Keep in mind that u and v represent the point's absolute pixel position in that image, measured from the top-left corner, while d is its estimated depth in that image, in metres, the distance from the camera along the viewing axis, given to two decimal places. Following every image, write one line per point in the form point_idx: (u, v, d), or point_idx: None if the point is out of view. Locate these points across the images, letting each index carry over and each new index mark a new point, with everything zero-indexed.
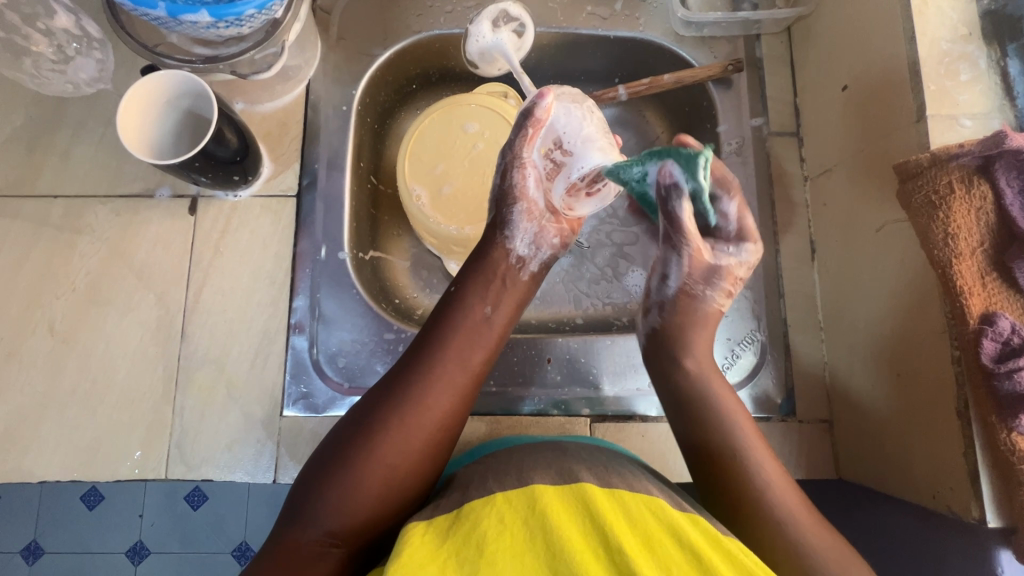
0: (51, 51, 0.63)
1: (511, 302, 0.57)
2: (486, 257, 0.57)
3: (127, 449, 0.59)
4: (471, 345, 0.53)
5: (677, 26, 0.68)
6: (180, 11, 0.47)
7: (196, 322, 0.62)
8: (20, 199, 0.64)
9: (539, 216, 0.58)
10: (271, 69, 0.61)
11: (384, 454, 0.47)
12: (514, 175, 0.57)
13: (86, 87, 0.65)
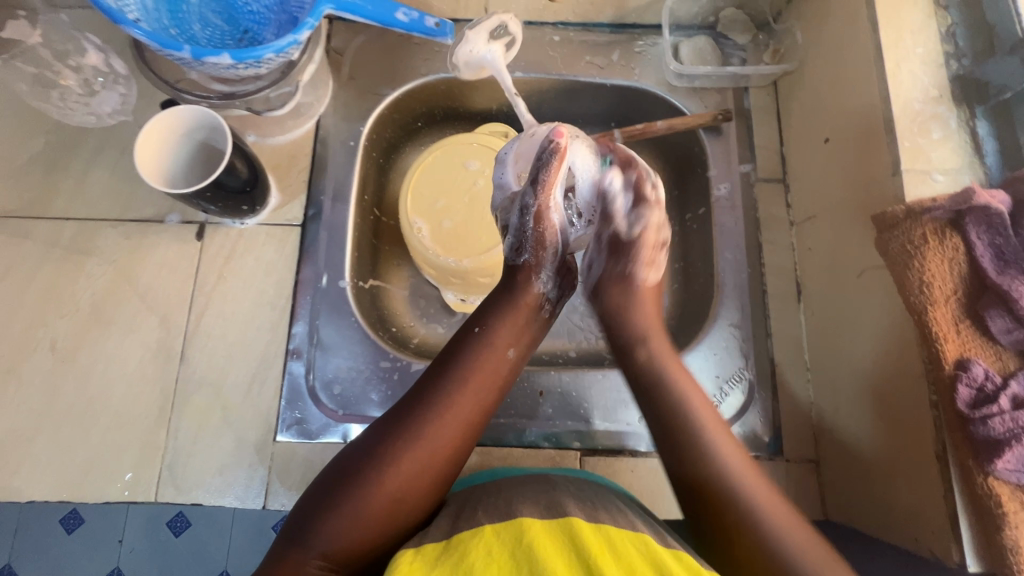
0: (78, 85, 0.68)
1: (528, 338, 0.58)
2: (513, 294, 0.58)
3: (119, 470, 0.59)
4: (491, 385, 0.54)
5: (670, 76, 0.72)
6: (203, 54, 0.50)
7: (197, 345, 0.63)
8: (32, 221, 0.66)
9: (562, 264, 0.61)
10: (284, 106, 0.66)
11: (391, 489, 0.48)
12: (551, 217, 0.57)
13: (109, 117, 0.68)
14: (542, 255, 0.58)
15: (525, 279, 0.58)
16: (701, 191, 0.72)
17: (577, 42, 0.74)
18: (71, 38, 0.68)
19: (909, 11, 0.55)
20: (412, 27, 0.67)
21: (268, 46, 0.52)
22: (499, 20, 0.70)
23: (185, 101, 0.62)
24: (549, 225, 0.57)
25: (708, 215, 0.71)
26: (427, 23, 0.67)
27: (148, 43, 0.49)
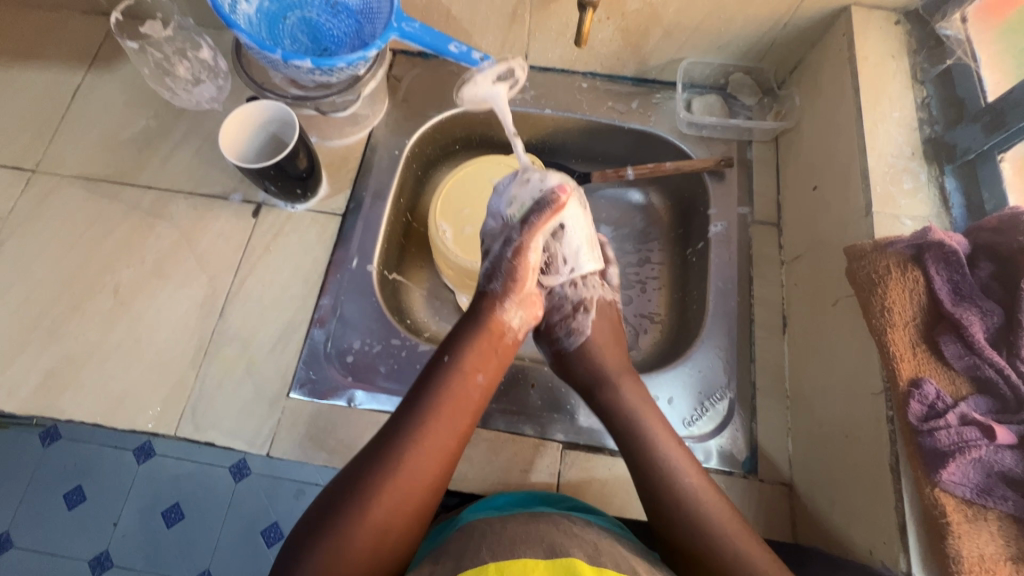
0: (188, 75, 0.82)
1: (499, 365, 0.62)
2: (482, 325, 0.62)
3: (150, 403, 0.66)
4: (463, 407, 0.58)
5: (681, 125, 0.82)
6: (290, 57, 0.62)
7: (236, 304, 0.71)
8: (122, 186, 0.78)
9: (529, 298, 0.64)
10: (346, 110, 0.79)
11: (377, 517, 0.51)
12: (528, 255, 0.61)
13: (205, 104, 0.82)
14: (510, 290, 0.62)
15: (498, 316, 0.62)
16: (702, 228, 0.80)
17: (602, 90, 0.85)
18: (190, 38, 0.83)
19: (886, 84, 0.63)
20: (461, 59, 0.69)
21: (342, 57, 0.63)
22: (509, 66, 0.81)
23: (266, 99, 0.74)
24: (523, 261, 0.62)
25: (706, 249, 0.77)
26: (474, 57, 0.69)
27: (250, 44, 0.61)
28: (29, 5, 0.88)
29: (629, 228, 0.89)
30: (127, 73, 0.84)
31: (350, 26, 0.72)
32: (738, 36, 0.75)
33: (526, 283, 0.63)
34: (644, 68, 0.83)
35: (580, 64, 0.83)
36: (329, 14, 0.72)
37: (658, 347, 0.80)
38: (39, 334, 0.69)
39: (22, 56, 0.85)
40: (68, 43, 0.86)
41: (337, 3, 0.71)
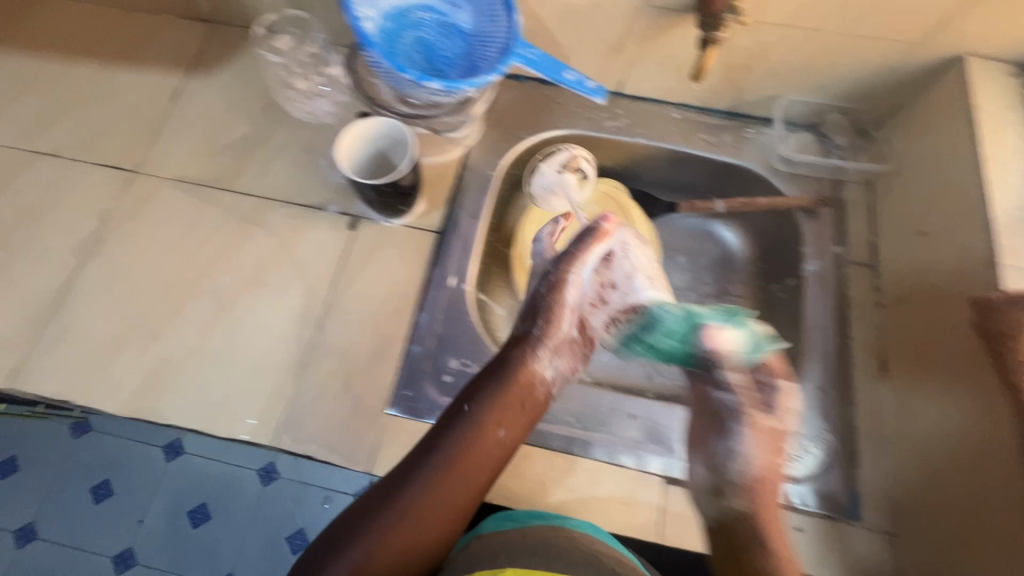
0: (311, 88, 0.84)
1: (523, 422, 0.60)
2: (508, 371, 0.61)
3: (249, 412, 0.66)
4: (477, 466, 0.57)
5: (774, 160, 0.82)
6: (423, 79, 0.63)
7: (333, 316, 0.71)
8: (220, 191, 0.78)
9: (564, 343, 0.65)
10: (461, 131, 0.82)
11: (377, 555, 0.52)
12: (566, 293, 0.65)
13: (323, 117, 0.83)
14: (543, 336, 0.63)
15: (524, 360, 0.62)
16: (794, 264, 0.80)
17: (693, 122, 0.85)
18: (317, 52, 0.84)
19: (1005, 136, 0.64)
20: (573, 86, 0.70)
21: (469, 81, 0.65)
22: (570, 153, 0.79)
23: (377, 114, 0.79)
24: (558, 297, 0.65)
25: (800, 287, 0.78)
26: (588, 85, 0.73)
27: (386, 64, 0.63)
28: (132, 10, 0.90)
29: (710, 258, 0.89)
30: (227, 80, 0.86)
31: (460, 49, 0.73)
32: (842, 77, 0.75)
33: (562, 327, 0.64)
34: (738, 102, 0.83)
35: (674, 95, 0.84)
36: (442, 35, 0.73)
37: None
38: (140, 336, 0.69)
39: (125, 58, 0.87)
40: (170, 47, 0.88)
41: (451, 25, 0.73)
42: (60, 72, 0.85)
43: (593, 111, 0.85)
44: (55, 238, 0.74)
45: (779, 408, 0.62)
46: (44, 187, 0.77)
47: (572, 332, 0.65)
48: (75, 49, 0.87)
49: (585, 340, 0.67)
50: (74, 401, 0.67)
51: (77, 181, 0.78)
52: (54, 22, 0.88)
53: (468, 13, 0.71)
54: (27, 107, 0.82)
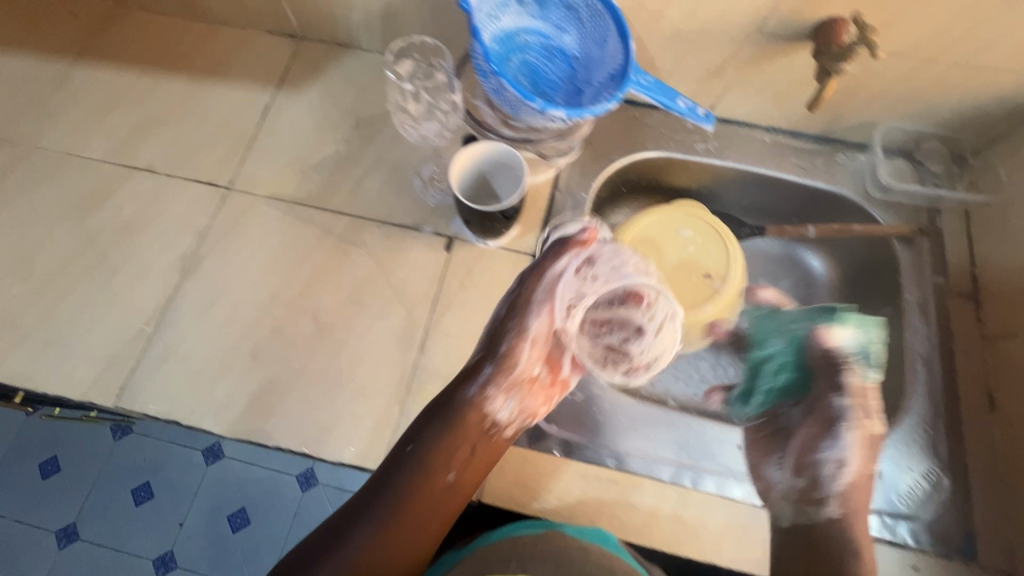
0: (422, 107, 0.82)
1: (476, 465, 0.60)
2: (461, 408, 0.61)
3: (358, 435, 0.66)
4: (430, 503, 0.58)
5: (869, 187, 0.81)
6: (550, 108, 0.61)
7: (435, 339, 0.71)
8: (315, 210, 0.78)
9: (518, 381, 0.63)
10: (565, 157, 0.81)
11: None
12: (528, 321, 0.63)
13: (432, 138, 0.81)
14: (501, 372, 0.62)
15: (474, 399, 0.62)
16: (890, 292, 0.79)
17: (783, 146, 0.84)
18: (432, 69, 0.82)
19: None
20: (686, 115, 0.69)
21: (591, 109, 0.63)
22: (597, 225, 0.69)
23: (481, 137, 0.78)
24: (518, 326, 0.63)
25: (896, 316, 0.76)
26: (699, 113, 0.69)
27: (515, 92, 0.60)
28: (216, 23, 0.89)
29: (794, 280, 0.88)
30: (315, 96, 0.85)
31: (564, 72, 0.73)
32: (947, 105, 0.75)
33: (522, 363, 0.63)
34: (832, 127, 0.82)
35: (767, 119, 0.83)
36: (546, 58, 0.73)
37: None
38: (244, 356, 0.69)
39: (213, 72, 0.87)
40: (256, 61, 0.87)
41: (555, 47, 0.72)
42: (150, 87, 0.85)
43: (682, 133, 0.85)
44: (154, 255, 0.75)
45: (876, 411, 0.68)
46: (140, 204, 0.78)
47: (534, 370, 0.64)
48: (164, 64, 0.87)
49: (551, 379, 0.65)
50: (180, 422, 0.67)
51: (172, 197, 0.78)
52: (142, 35, 0.89)
53: (574, 37, 0.71)
54: (120, 122, 0.83)
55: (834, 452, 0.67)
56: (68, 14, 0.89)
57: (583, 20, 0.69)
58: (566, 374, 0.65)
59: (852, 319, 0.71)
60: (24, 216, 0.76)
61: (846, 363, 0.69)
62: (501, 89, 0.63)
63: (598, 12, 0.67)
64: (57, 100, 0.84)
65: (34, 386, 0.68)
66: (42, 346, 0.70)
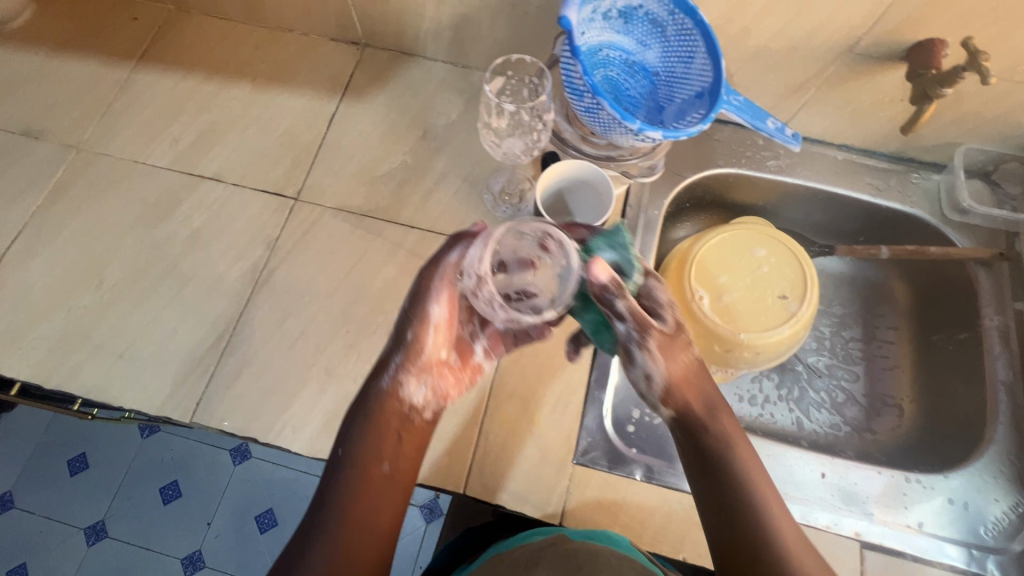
0: (509, 122, 0.73)
1: (409, 449, 0.57)
2: (375, 403, 0.56)
3: (437, 455, 0.65)
4: (371, 503, 0.52)
5: (945, 209, 0.80)
6: (647, 129, 0.60)
7: (511, 358, 0.70)
8: (384, 222, 0.77)
9: (432, 370, 0.57)
10: (649, 176, 0.77)
11: None
12: (431, 306, 0.55)
13: (517, 156, 0.75)
14: (408, 358, 0.56)
15: (392, 392, 0.56)
16: (967, 317, 0.78)
17: (857, 164, 0.83)
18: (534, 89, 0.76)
19: None
20: (774, 135, 0.68)
21: (686, 131, 0.62)
22: None
23: (561, 153, 0.75)
24: (427, 317, 0.56)
25: (974, 341, 0.76)
26: (788, 133, 0.69)
27: (613, 113, 0.60)
28: (279, 29, 0.88)
29: (862, 301, 0.87)
30: (380, 106, 0.84)
31: (644, 87, 0.72)
32: None
33: (428, 348, 0.56)
34: (908, 147, 0.81)
35: (842, 137, 0.82)
36: (628, 74, 0.72)
37: (901, 437, 0.79)
38: (318, 372, 0.68)
39: (276, 79, 0.85)
40: (320, 69, 0.86)
41: (636, 64, 0.72)
42: (213, 94, 0.84)
43: (754, 150, 0.84)
44: (223, 267, 0.74)
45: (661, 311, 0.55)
46: (207, 214, 0.77)
47: (443, 356, 0.58)
48: (226, 70, 0.86)
49: (462, 359, 0.60)
50: (256, 439, 0.66)
51: (239, 208, 0.77)
52: (203, 40, 0.87)
53: (657, 52, 0.69)
54: (184, 129, 0.82)
55: (641, 365, 0.55)
56: (129, 18, 0.88)
57: (668, 36, 0.67)
58: (477, 358, 0.61)
59: (595, 245, 0.56)
60: (92, 225, 0.76)
61: (613, 282, 0.51)
62: (594, 108, 0.63)
63: (685, 29, 0.65)
64: (120, 105, 0.83)
65: (107, 400, 0.67)
66: (114, 358, 0.69)
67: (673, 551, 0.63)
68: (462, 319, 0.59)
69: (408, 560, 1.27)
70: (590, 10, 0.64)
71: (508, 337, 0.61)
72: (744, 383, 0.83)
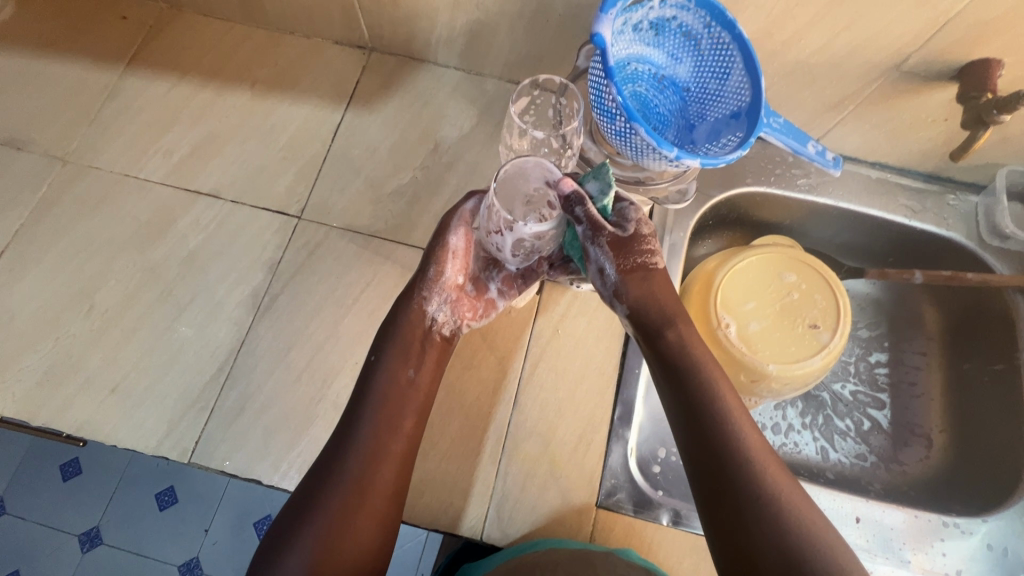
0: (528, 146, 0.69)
1: (432, 362, 0.61)
2: (399, 319, 0.60)
3: (452, 499, 0.62)
4: (400, 407, 0.56)
5: (984, 233, 0.76)
6: (686, 156, 0.56)
7: (530, 392, 0.66)
8: (394, 244, 0.72)
9: (451, 291, 0.62)
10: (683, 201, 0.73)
11: (338, 538, 0.50)
12: (449, 237, 0.61)
13: None
14: (430, 283, 0.61)
15: (416, 307, 0.61)
16: (1004, 347, 0.74)
17: (891, 183, 0.79)
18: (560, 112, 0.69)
19: None
20: (814, 159, 0.67)
21: (724, 157, 0.57)
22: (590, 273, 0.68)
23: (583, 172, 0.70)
24: (444, 243, 0.61)
25: (1012, 373, 0.73)
26: (827, 158, 0.67)
27: (650, 139, 0.55)
28: (280, 31, 0.82)
29: (890, 323, 0.83)
30: (389, 116, 0.79)
31: (674, 104, 0.67)
32: None
33: (447, 273, 0.61)
34: (946, 167, 0.77)
35: (876, 155, 0.78)
36: (657, 89, 0.67)
37: (931, 471, 0.75)
38: (325, 408, 0.64)
39: (277, 86, 0.80)
40: (324, 75, 0.81)
41: (666, 79, 0.66)
42: (210, 101, 0.79)
43: (783, 168, 0.79)
44: (222, 292, 0.69)
45: (634, 226, 0.56)
46: (204, 233, 0.72)
47: (460, 280, 0.62)
48: (224, 75, 0.80)
49: (477, 290, 0.64)
50: (259, 480, 0.62)
51: (239, 227, 0.72)
52: (198, 42, 0.81)
53: (689, 67, 0.64)
54: (179, 140, 0.76)
55: (595, 261, 0.56)
56: (118, 17, 0.82)
57: (702, 50, 0.62)
58: (491, 293, 0.65)
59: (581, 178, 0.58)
60: (80, 244, 0.71)
61: (575, 192, 0.54)
62: (627, 132, 0.58)
63: (722, 43, 0.60)
64: (110, 113, 0.77)
65: (99, 437, 0.63)
66: (107, 392, 0.64)
67: None
68: (477, 259, 0.64)
69: (409, 569, 1.24)
70: (622, 22, 0.59)
71: (519, 277, 0.64)
72: (767, 410, 0.80)
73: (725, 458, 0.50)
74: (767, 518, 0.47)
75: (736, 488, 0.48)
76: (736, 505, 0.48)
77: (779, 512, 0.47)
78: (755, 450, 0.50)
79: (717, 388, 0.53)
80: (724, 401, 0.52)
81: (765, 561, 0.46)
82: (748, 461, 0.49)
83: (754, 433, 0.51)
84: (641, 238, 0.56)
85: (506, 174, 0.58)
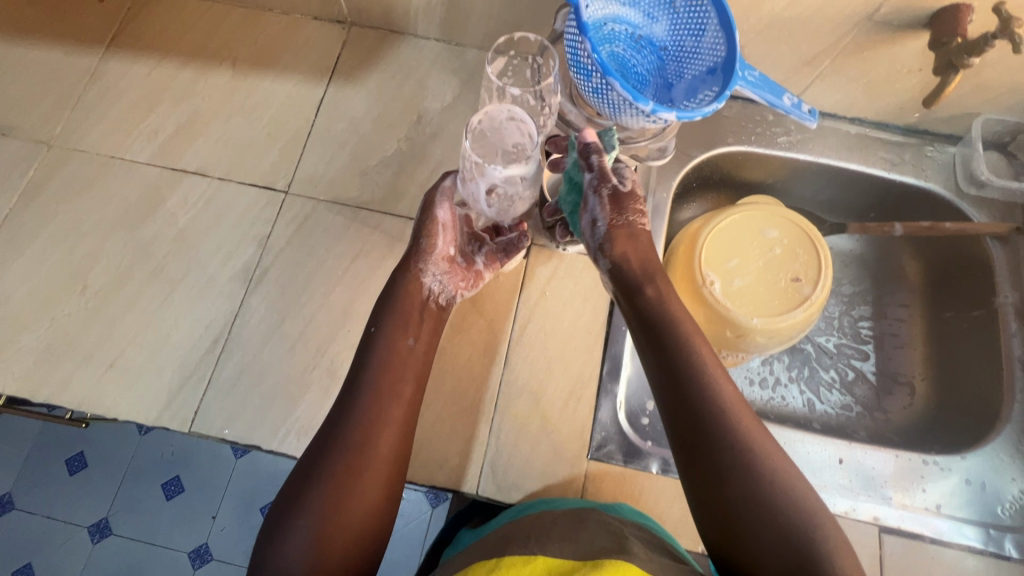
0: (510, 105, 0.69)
1: (430, 330, 0.62)
2: (397, 290, 0.62)
3: (448, 456, 0.64)
4: (399, 376, 0.58)
5: (962, 183, 0.78)
6: (661, 109, 0.57)
7: (519, 353, 0.68)
8: (381, 215, 0.73)
9: (444, 263, 0.64)
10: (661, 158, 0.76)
11: (343, 499, 0.51)
12: (437, 211, 0.63)
13: None
14: (423, 256, 0.63)
15: (412, 279, 0.63)
16: (982, 294, 0.76)
17: (870, 138, 0.80)
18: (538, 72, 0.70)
19: None
20: (790, 111, 0.67)
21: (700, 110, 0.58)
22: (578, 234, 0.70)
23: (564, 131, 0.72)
24: (433, 218, 0.63)
25: (989, 318, 0.75)
26: (803, 109, 0.67)
27: (624, 92, 0.56)
28: (259, 8, 0.82)
29: (872, 277, 0.85)
30: (371, 89, 0.79)
31: (652, 63, 0.67)
32: None
33: (438, 245, 0.63)
34: (923, 119, 0.78)
35: (854, 111, 0.79)
36: (634, 49, 0.67)
37: (915, 416, 0.78)
38: (321, 375, 0.66)
39: (258, 63, 0.80)
40: (304, 51, 0.81)
41: (642, 39, 0.67)
42: (192, 81, 0.79)
43: (764, 126, 0.80)
44: (214, 268, 0.70)
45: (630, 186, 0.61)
46: (193, 211, 0.73)
47: (451, 252, 0.64)
48: (204, 54, 0.80)
49: (467, 262, 0.66)
50: (259, 446, 0.63)
51: (227, 204, 0.73)
52: (177, 22, 0.81)
53: (665, 26, 0.65)
54: (163, 121, 0.77)
55: (590, 211, 0.61)
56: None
57: (677, 8, 0.63)
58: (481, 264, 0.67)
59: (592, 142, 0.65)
60: (71, 226, 0.71)
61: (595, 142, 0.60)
62: (603, 89, 0.59)
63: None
64: (93, 95, 0.78)
65: (101, 411, 0.64)
66: (105, 367, 0.66)
67: (692, 543, 0.62)
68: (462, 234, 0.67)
69: (417, 543, 1.26)
70: None
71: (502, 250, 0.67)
72: (754, 366, 0.81)
73: (702, 409, 0.51)
74: (739, 465, 0.49)
75: (712, 437, 0.50)
76: (712, 455, 0.50)
77: (750, 459, 0.49)
78: (730, 403, 0.51)
79: (694, 346, 0.54)
80: (700, 357, 0.54)
81: (737, 506, 0.48)
82: (722, 413, 0.51)
83: (729, 388, 0.53)
84: (635, 197, 0.61)
85: (481, 126, 0.60)
